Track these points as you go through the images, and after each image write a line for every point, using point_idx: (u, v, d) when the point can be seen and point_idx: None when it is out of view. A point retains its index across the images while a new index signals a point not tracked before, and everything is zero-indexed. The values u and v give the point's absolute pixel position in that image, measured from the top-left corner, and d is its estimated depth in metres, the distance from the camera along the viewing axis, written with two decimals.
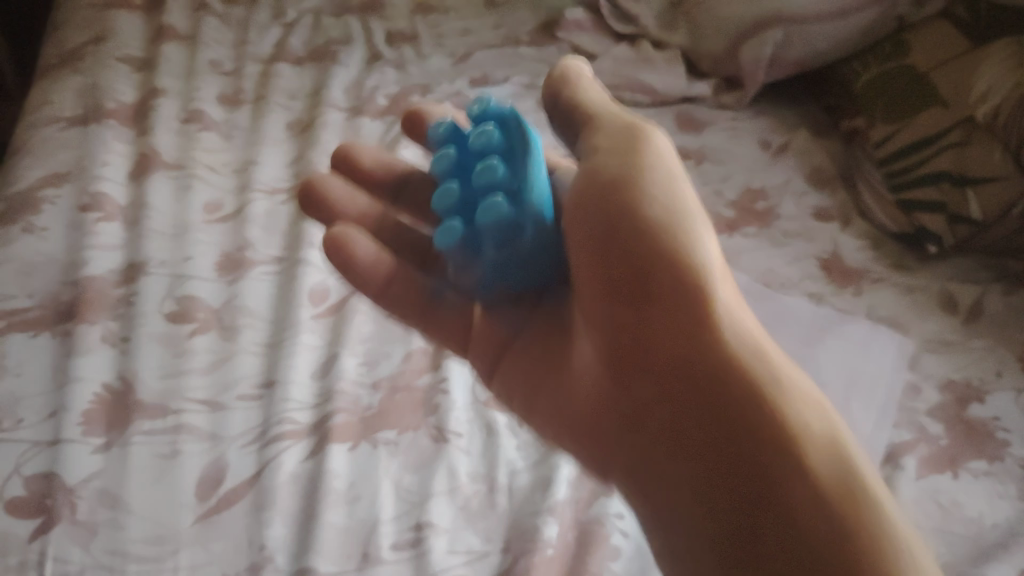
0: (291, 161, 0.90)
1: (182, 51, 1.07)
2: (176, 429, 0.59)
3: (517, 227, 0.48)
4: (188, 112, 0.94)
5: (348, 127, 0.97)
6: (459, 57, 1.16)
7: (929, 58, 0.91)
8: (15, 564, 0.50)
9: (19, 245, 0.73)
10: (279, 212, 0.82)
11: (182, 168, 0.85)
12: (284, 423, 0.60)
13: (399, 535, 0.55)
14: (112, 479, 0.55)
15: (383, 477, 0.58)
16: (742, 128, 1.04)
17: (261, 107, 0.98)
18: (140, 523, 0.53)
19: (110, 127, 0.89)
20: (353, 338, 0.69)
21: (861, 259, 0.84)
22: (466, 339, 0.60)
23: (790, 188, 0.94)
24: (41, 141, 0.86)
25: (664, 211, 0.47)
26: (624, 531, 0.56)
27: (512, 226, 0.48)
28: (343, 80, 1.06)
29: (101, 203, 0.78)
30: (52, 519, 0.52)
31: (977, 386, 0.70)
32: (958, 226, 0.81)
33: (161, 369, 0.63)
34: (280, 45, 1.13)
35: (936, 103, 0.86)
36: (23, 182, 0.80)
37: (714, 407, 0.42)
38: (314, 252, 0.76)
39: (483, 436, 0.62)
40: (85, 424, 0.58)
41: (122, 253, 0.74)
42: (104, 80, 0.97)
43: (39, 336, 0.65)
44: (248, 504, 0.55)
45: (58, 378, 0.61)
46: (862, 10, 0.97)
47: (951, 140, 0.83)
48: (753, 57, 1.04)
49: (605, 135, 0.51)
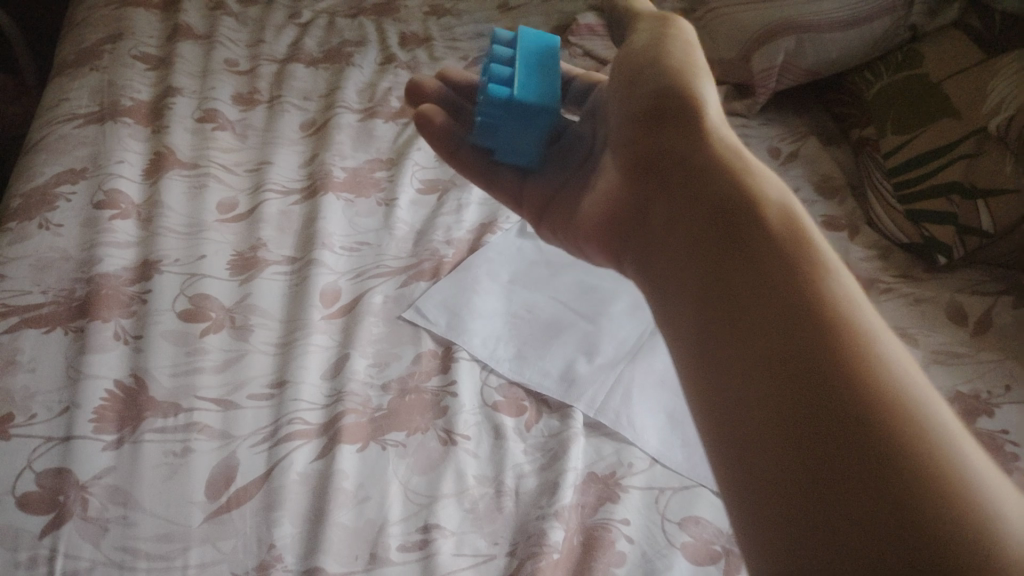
0: (304, 162, 0.91)
1: (198, 50, 1.07)
2: (187, 427, 0.59)
3: (538, 110, 0.56)
4: (203, 111, 0.95)
5: (361, 128, 0.97)
6: (472, 60, 1.16)
7: (941, 67, 0.91)
8: (25, 559, 0.51)
9: (35, 241, 0.73)
10: (292, 213, 0.83)
11: (196, 167, 0.86)
12: (294, 423, 0.60)
13: (405, 537, 0.55)
14: (123, 476, 0.56)
15: (391, 479, 0.58)
16: (752, 136, 1.04)
17: (275, 108, 0.98)
18: (151, 520, 0.53)
19: (126, 125, 0.89)
20: (364, 339, 0.69)
21: (869, 270, 0.85)
22: (518, 198, 0.63)
23: (800, 196, 0.94)
24: (57, 137, 0.87)
25: (684, 63, 0.52)
26: (630, 536, 0.57)
27: (533, 108, 0.55)
28: (357, 82, 1.07)
29: (116, 200, 0.79)
30: (64, 514, 0.53)
31: (985, 398, 0.70)
32: (969, 237, 0.81)
33: (173, 367, 0.64)
34: (295, 46, 1.13)
35: (948, 114, 0.86)
36: (39, 178, 0.81)
37: (701, 182, 0.44)
38: (326, 253, 0.77)
39: (491, 440, 0.62)
40: (98, 420, 0.59)
41: (136, 251, 0.74)
42: (121, 77, 0.98)
43: (52, 332, 0.65)
44: (257, 503, 0.55)
45: (71, 374, 0.62)
46: (875, 20, 0.98)
47: (963, 151, 0.82)
48: (765, 64, 1.03)
49: (645, 24, 0.57)
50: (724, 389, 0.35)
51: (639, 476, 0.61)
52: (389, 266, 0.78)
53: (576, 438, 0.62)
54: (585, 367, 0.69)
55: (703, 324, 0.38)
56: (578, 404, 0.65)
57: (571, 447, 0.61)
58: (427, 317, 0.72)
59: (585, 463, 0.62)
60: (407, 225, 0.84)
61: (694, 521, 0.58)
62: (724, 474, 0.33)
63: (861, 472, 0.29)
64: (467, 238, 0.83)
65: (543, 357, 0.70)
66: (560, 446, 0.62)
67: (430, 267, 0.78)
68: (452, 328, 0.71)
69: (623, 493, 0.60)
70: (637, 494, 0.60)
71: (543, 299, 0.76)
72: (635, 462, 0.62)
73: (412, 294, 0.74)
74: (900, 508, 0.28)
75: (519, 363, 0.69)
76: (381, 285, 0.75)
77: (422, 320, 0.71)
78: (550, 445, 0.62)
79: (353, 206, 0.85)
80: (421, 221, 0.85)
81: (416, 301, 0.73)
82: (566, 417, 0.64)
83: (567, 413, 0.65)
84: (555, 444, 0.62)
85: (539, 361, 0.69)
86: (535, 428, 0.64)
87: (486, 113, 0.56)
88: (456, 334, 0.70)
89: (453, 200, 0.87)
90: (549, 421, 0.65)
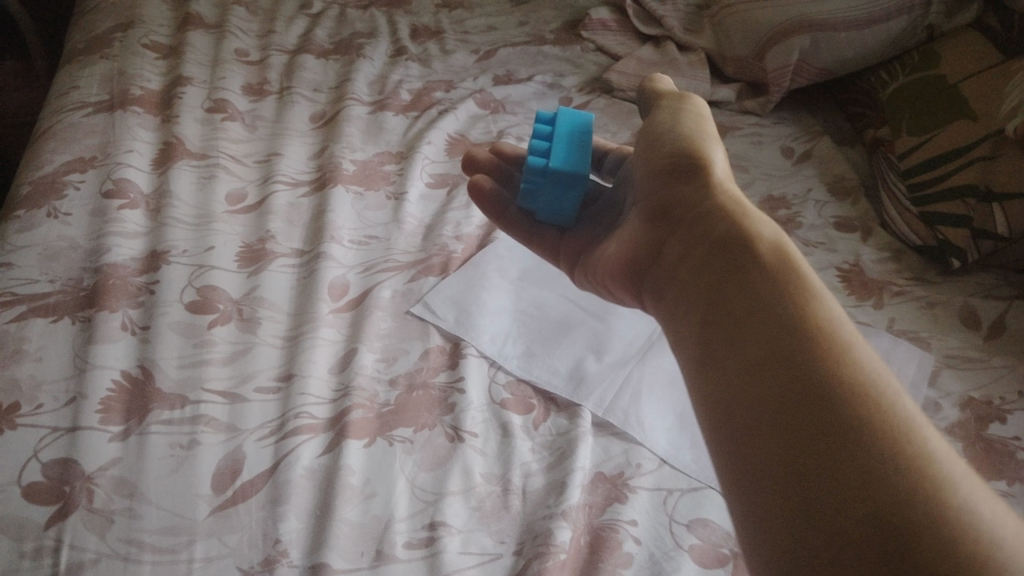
0: (314, 154, 0.90)
1: (209, 40, 1.07)
2: (194, 419, 0.59)
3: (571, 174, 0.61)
4: (212, 101, 0.94)
5: (370, 120, 0.97)
6: (483, 54, 1.16)
7: (958, 68, 0.90)
8: (30, 550, 0.50)
9: (43, 229, 0.73)
10: (301, 205, 0.82)
11: (205, 157, 0.86)
12: (301, 417, 0.60)
13: (411, 534, 0.54)
14: (129, 468, 0.55)
15: (398, 476, 0.58)
16: (765, 134, 1.03)
17: (285, 99, 0.98)
18: (157, 513, 0.53)
19: (135, 115, 0.89)
20: (372, 333, 0.68)
21: (881, 271, 0.84)
22: (556, 251, 0.68)
23: (812, 197, 0.93)
24: (67, 125, 0.87)
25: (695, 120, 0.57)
26: (637, 538, 0.56)
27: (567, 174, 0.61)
28: (367, 74, 1.06)
29: (125, 190, 0.78)
30: (69, 505, 0.53)
31: (997, 405, 0.69)
32: (982, 241, 0.80)
33: (180, 358, 0.64)
34: (305, 37, 1.13)
35: (964, 115, 0.85)
36: (48, 166, 0.81)
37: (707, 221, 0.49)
38: (335, 247, 0.76)
39: (499, 438, 0.62)
40: (104, 411, 0.58)
41: (144, 241, 0.74)
42: (131, 66, 0.97)
43: (59, 321, 0.65)
44: (263, 498, 0.55)
45: (77, 365, 0.61)
46: (893, 19, 0.97)
47: (979, 154, 0.81)
48: (778, 64, 1.02)
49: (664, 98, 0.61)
50: (728, 420, 0.38)
51: (647, 477, 0.61)
52: (397, 260, 0.77)
53: (585, 437, 0.62)
54: (594, 365, 0.69)
55: (710, 364, 0.41)
56: (587, 403, 0.65)
57: (580, 446, 0.61)
58: (435, 312, 0.71)
59: (593, 463, 0.61)
60: (416, 220, 0.83)
61: (702, 523, 0.58)
62: (732, 497, 0.36)
63: (851, 491, 0.32)
64: (476, 233, 0.83)
65: (552, 354, 0.69)
66: (568, 445, 0.61)
67: (439, 262, 0.77)
68: (460, 324, 0.70)
69: (630, 494, 0.59)
70: (645, 495, 0.59)
71: (552, 297, 0.76)
72: (643, 463, 0.62)
73: (421, 289, 0.74)
74: (889, 527, 0.30)
75: (528, 360, 0.69)
76: (389, 279, 0.74)
77: (430, 315, 0.71)
78: (558, 444, 0.62)
79: (362, 199, 0.84)
80: (430, 216, 0.84)
81: (424, 296, 0.73)
82: (574, 416, 0.64)
83: (575, 412, 0.64)
84: (563, 443, 0.62)
85: (548, 358, 0.69)
86: (542, 426, 0.63)
87: (527, 180, 0.62)
88: (464, 330, 0.70)
89: (463, 195, 0.87)
90: (556, 420, 0.64)
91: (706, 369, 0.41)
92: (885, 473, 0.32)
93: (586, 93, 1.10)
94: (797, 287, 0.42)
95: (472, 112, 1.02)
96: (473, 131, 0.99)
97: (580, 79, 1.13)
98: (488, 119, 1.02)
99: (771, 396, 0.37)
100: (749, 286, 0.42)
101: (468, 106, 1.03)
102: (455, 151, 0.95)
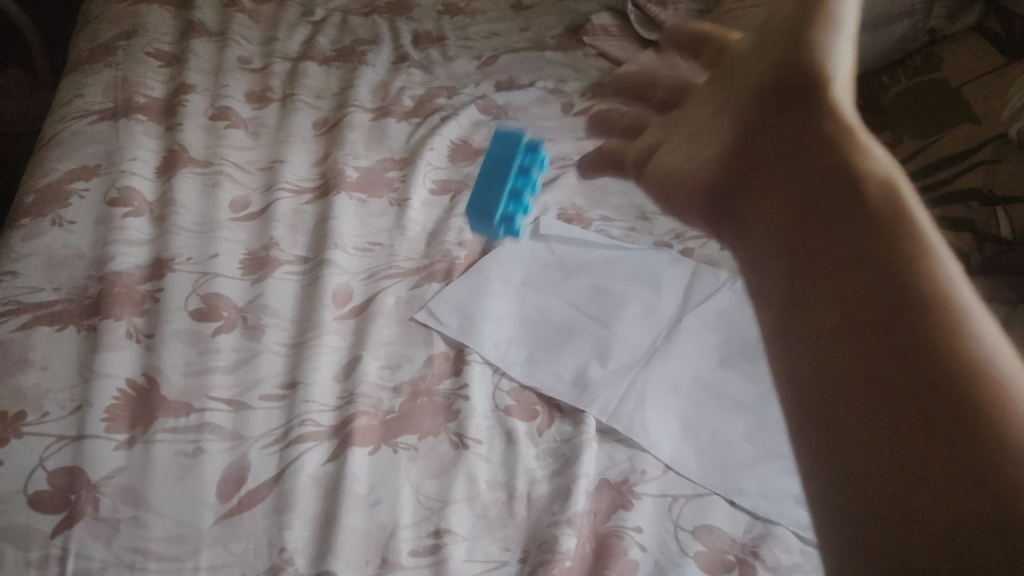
0: (317, 161, 0.91)
1: (212, 47, 1.07)
2: (199, 427, 0.59)
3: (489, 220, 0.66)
4: (216, 108, 0.95)
5: (373, 127, 0.97)
6: (485, 60, 1.16)
7: (959, 72, 0.92)
8: (37, 559, 0.50)
9: (48, 237, 0.73)
10: (304, 213, 0.82)
11: (209, 165, 0.86)
12: (306, 425, 0.60)
13: (416, 542, 0.54)
14: (135, 476, 0.55)
15: (403, 483, 0.58)
16: None
17: (288, 106, 0.98)
18: (162, 521, 0.53)
19: (139, 122, 0.89)
20: (376, 340, 0.69)
21: None
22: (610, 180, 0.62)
23: None
24: (71, 133, 0.87)
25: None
26: (642, 545, 0.56)
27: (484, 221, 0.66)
28: (370, 81, 1.06)
29: (129, 197, 0.79)
30: (75, 513, 0.53)
31: None
32: None
33: (185, 366, 0.64)
34: (308, 44, 1.13)
35: (966, 119, 0.87)
36: (53, 174, 0.81)
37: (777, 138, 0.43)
38: (339, 253, 0.77)
39: (504, 444, 0.62)
40: (110, 420, 0.59)
41: (148, 249, 0.74)
42: (134, 74, 0.98)
43: (65, 330, 0.65)
44: (269, 505, 0.55)
45: (83, 373, 0.62)
46: (896, 23, 0.96)
47: (983, 157, 0.83)
48: None
49: None
50: (809, 373, 0.35)
51: (652, 483, 0.61)
52: (401, 267, 0.77)
53: (589, 444, 0.62)
54: (598, 371, 0.68)
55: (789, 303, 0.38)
56: (591, 409, 0.65)
57: (585, 452, 0.61)
58: (439, 318, 0.71)
59: (597, 469, 0.61)
60: (419, 226, 0.83)
61: (707, 530, 0.58)
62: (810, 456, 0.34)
63: (937, 457, 0.29)
64: (479, 239, 0.83)
65: (557, 360, 0.69)
66: (573, 451, 0.61)
67: (442, 268, 0.77)
68: (464, 330, 0.70)
69: (636, 500, 0.59)
70: (650, 501, 0.59)
71: (556, 302, 0.76)
72: (648, 469, 0.62)
73: (425, 295, 0.74)
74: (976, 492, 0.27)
75: (532, 367, 0.69)
76: (393, 286, 0.75)
77: (433, 321, 0.71)
78: (563, 450, 0.62)
79: (365, 206, 0.84)
80: (433, 222, 0.84)
81: (428, 302, 0.73)
82: (579, 422, 0.64)
83: (579, 418, 0.64)
84: (568, 449, 0.62)
85: (552, 364, 0.69)
86: (547, 433, 0.64)
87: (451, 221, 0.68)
88: (468, 337, 0.70)
89: (465, 201, 0.87)
90: (561, 427, 0.64)
91: (791, 304, 0.38)
92: (959, 389, 0.29)
93: (588, 98, 1.10)
94: (877, 183, 0.37)
95: (475, 117, 1.03)
96: (475, 137, 0.99)
97: (582, 84, 1.13)
98: (491, 125, 1.02)
99: (857, 345, 0.33)
100: (828, 217, 0.38)
101: (470, 112, 1.03)
102: (458, 158, 0.95)
